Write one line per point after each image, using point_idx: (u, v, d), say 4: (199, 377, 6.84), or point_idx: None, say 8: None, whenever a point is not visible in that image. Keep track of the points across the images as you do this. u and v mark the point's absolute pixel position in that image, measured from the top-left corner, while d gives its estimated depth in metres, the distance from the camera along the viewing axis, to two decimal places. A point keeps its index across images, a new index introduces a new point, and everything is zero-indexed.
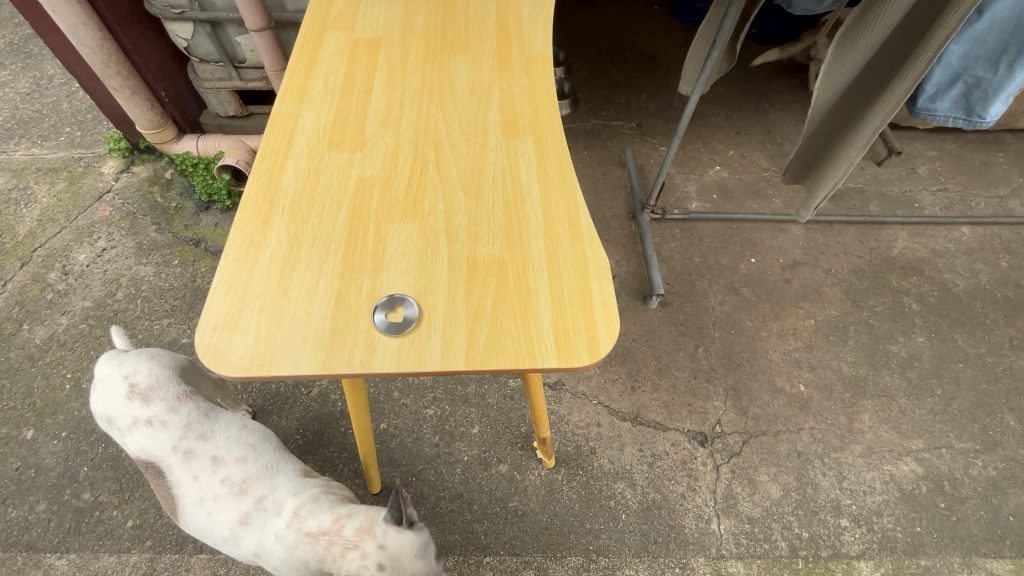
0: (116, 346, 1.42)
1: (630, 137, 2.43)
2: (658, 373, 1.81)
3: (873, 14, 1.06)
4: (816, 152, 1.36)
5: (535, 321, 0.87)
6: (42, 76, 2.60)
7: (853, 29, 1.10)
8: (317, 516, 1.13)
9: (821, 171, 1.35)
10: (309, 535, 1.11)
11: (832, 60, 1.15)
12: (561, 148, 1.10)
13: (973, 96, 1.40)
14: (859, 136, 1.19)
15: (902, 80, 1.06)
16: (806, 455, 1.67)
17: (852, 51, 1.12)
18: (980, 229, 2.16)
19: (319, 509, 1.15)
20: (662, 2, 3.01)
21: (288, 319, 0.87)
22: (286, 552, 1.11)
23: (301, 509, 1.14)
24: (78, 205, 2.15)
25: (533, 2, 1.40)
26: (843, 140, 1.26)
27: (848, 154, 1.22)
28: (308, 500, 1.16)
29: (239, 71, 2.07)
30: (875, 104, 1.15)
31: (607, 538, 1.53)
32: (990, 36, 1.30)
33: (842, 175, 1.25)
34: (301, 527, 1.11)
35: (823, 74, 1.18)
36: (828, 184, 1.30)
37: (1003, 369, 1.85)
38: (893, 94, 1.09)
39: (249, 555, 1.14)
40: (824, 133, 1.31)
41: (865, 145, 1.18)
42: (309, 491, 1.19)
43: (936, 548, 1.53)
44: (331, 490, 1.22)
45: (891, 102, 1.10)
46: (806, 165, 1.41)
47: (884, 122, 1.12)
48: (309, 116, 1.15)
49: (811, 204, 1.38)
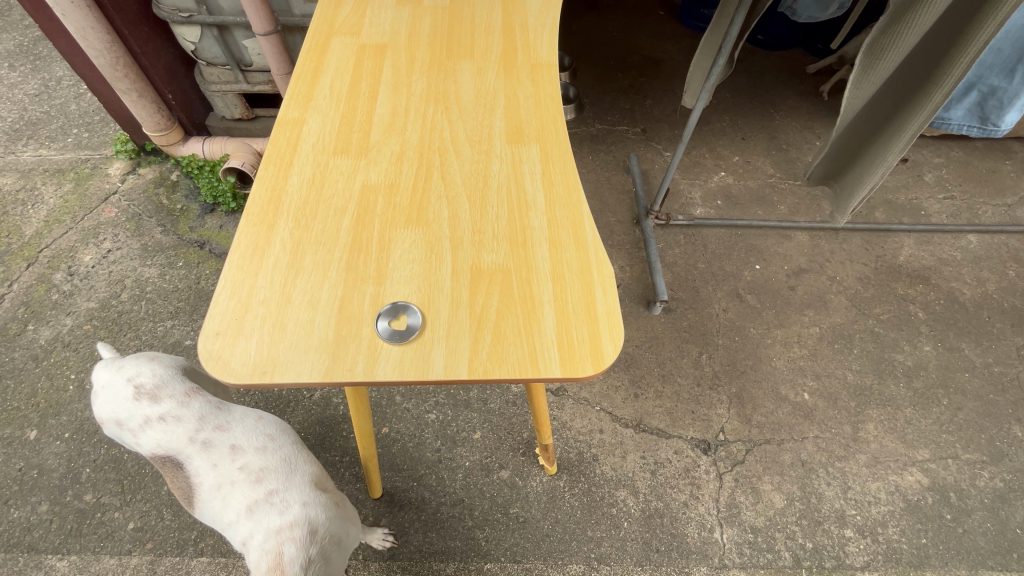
0: (104, 358, 1.35)
1: (635, 142, 2.42)
2: (661, 380, 1.80)
3: (903, 24, 1.04)
4: (841, 158, 1.38)
5: (540, 331, 0.86)
6: (51, 78, 2.62)
7: (883, 37, 1.08)
8: (300, 542, 1.07)
9: (850, 177, 1.36)
10: (279, 557, 1.05)
11: (862, 70, 1.14)
12: (567, 156, 1.10)
13: (988, 104, 1.69)
14: (894, 141, 1.19)
15: (938, 85, 1.06)
16: (810, 464, 1.66)
17: (883, 60, 1.10)
18: (987, 237, 2.15)
19: (307, 535, 1.09)
20: (668, 7, 3.02)
21: (291, 327, 0.87)
22: (260, 564, 1.06)
23: (295, 523, 1.09)
24: (85, 206, 2.16)
25: (538, 10, 1.40)
26: (878, 145, 1.25)
27: (884, 159, 1.22)
28: (307, 517, 1.11)
29: (246, 75, 2.09)
30: (909, 110, 1.15)
31: (608, 546, 1.52)
32: (1005, 46, 1.53)
33: (877, 180, 1.25)
34: (282, 546, 1.06)
35: (854, 83, 1.16)
36: (862, 190, 1.31)
37: (1010, 379, 1.83)
38: (931, 99, 1.08)
39: (241, 544, 1.13)
40: (855, 137, 1.31)
41: (901, 151, 1.17)
42: (316, 510, 1.13)
43: (941, 560, 1.52)
44: (333, 510, 1.18)
45: (927, 107, 1.09)
46: (834, 170, 1.41)
47: (921, 127, 1.12)
48: (315, 122, 1.15)
49: (844, 209, 1.39)
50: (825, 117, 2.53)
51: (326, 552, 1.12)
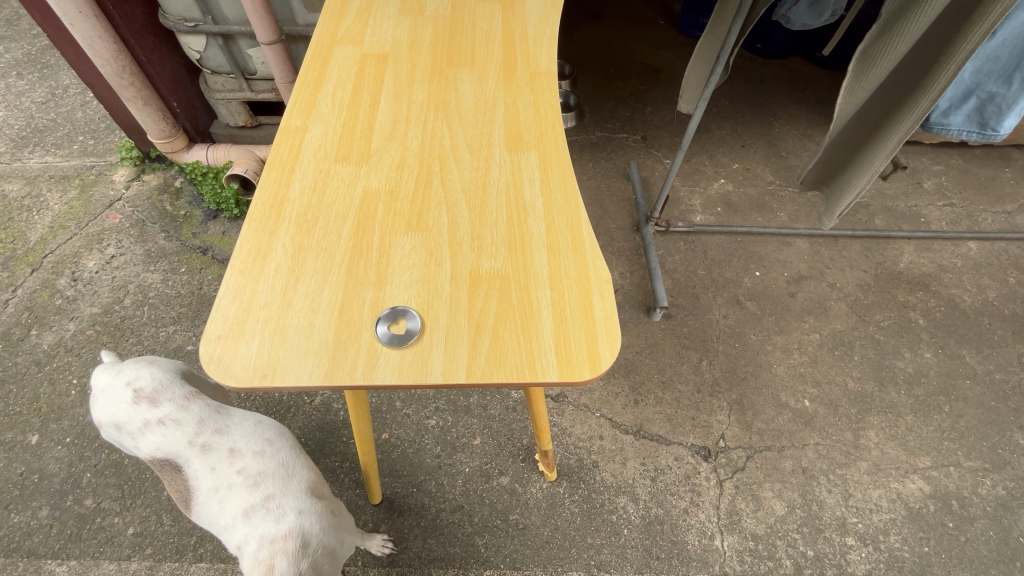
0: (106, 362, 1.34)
1: (635, 149, 2.44)
2: (661, 387, 1.80)
3: (894, 31, 1.05)
4: (831, 164, 1.39)
5: (536, 335, 0.87)
6: (58, 86, 2.65)
7: (875, 44, 1.10)
8: (292, 556, 1.07)
9: (840, 182, 1.37)
10: (269, 565, 1.05)
11: (854, 76, 1.15)
12: (566, 163, 1.11)
13: (988, 110, 1.43)
14: (881, 148, 1.20)
15: (927, 91, 1.07)
16: (811, 472, 1.65)
17: (875, 67, 1.11)
18: (987, 244, 2.16)
19: (299, 548, 1.08)
20: (668, 16, 3.05)
21: (292, 330, 0.88)
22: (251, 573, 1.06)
23: (289, 534, 1.09)
24: (89, 212, 2.18)
25: (538, 19, 1.42)
26: (867, 150, 1.26)
27: (871, 165, 1.24)
28: (301, 528, 1.11)
29: (250, 83, 2.12)
30: (897, 117, 1.16)
31: (608, 552, 1.51)
32: (1002, 52, 1.32)
33: (866, 184, 1.26)
34: (273, 558, 1.06)
35: (846, 89, 1.17)
36: (850, 194, 1.31)
37: (1011, 387, 1.83)
38: (918, 105, 1.10)
39: (236, 549, 1.12)
40: (847, 142, 1.32)
41: (888, 156, 1.19)
42: (309, 517, 1.13)
43: (944, 568, 1.51)
44: (327, 519, 1.17)
45: (913, 115, 1.11)
46: (824, 174, 1.42)
47: (910, 132, 1.13)
48: (318, 130, 1.16)
49: (833, 213, 1.40)
50: (823, 126, 2.55)
51: (318, 564, 1.12)
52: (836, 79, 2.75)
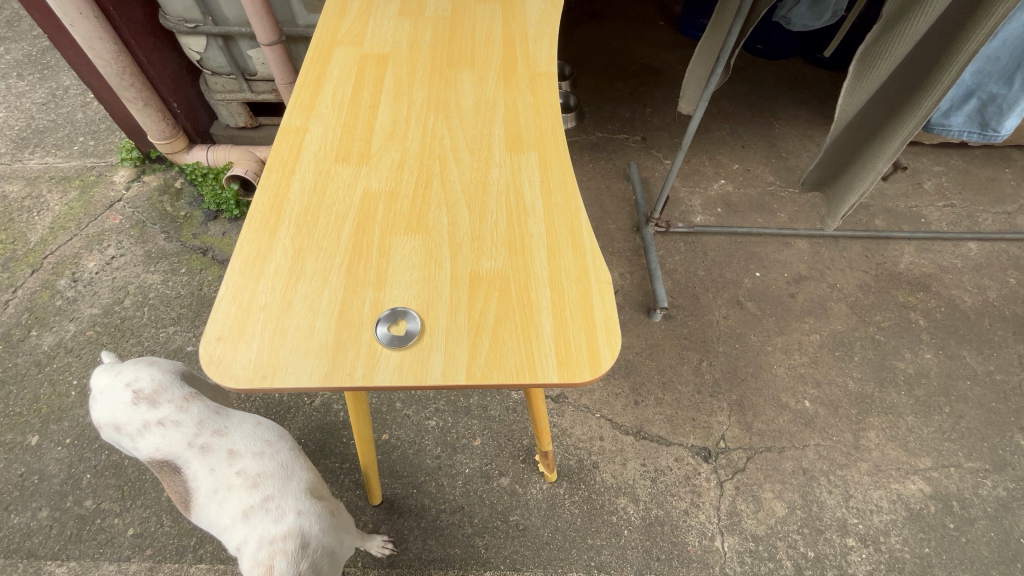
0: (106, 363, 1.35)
1: (635, 150, 2.44)
2: (661, 388, 1.80)
3: (895, 32, 1.05)
4: (832, 165, 1.39)
5: (536, 336, 0.87)
6: (58, 87, 2.65)
7: (876, 45, 1.10)
8: (291, 556, 1.06)
9: (842, 184, 1.37)
10: (268, 566, 1.05)
11: (855, 77, 1.16)
12: (566, 164, 1.11)
13: (989, 111, 1.43)
14: (885, 149, 1.20)
15: (930, 91, 1.07)
16: (811, 472, 1.65)
17: (875, 68, 1.11)
18: (987, 245, 2.15)
19: (298, 549, 1.08)
20: (668, 17, 3.05)
21: (292, 331, 0.88)
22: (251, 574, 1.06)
23: (288, 535, 1.09)
24: (89, 213, 2.18)
25: (538, 20, 1.43)
26: (869, 152, 1.26)
27: (874, 166, 1.23)
28: (301, 528, 1.11)
29: (250, 84, 2.12)
30: (900, 118, 1.16)
31: (608, 553, 1.51)
32: (1003, 54, 1.32)
33: (868, 186, 1.26)
34: (273, 559, 1.05)
35: (847, 90, 1.17)
36: (853, 196, 1.31)
37: (1012, 387, 1.82)
38: (921, 106, 1.09)
39: (235, 551, 1.12)
40: (849, 144, 1.31)
41: (891, 157, 1.19)
42: (309, 518, 1.13)
43: (944, 569, 1.51)
44: (327, 520, 1.17)
45: (916, 116, 1.11)
46: (826, 176, 1.42)
47: (913, 133, 1.13)
48: (318, 131, 1.16)
49: (835, 215, 1.39)
50: (823, 126, 2.55)
51: (318, 565, 1.12)
52: (836, 79, 2.75)
